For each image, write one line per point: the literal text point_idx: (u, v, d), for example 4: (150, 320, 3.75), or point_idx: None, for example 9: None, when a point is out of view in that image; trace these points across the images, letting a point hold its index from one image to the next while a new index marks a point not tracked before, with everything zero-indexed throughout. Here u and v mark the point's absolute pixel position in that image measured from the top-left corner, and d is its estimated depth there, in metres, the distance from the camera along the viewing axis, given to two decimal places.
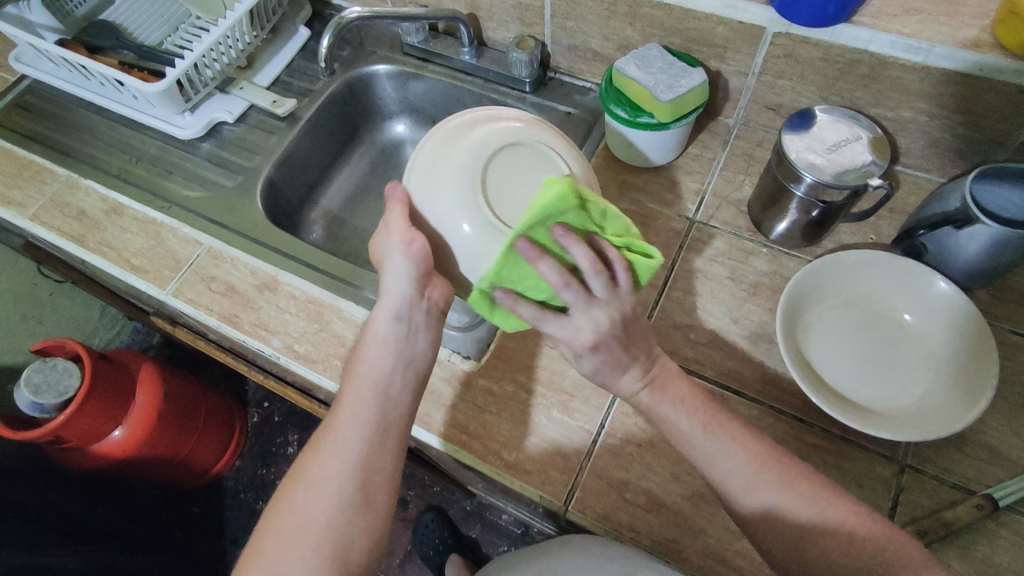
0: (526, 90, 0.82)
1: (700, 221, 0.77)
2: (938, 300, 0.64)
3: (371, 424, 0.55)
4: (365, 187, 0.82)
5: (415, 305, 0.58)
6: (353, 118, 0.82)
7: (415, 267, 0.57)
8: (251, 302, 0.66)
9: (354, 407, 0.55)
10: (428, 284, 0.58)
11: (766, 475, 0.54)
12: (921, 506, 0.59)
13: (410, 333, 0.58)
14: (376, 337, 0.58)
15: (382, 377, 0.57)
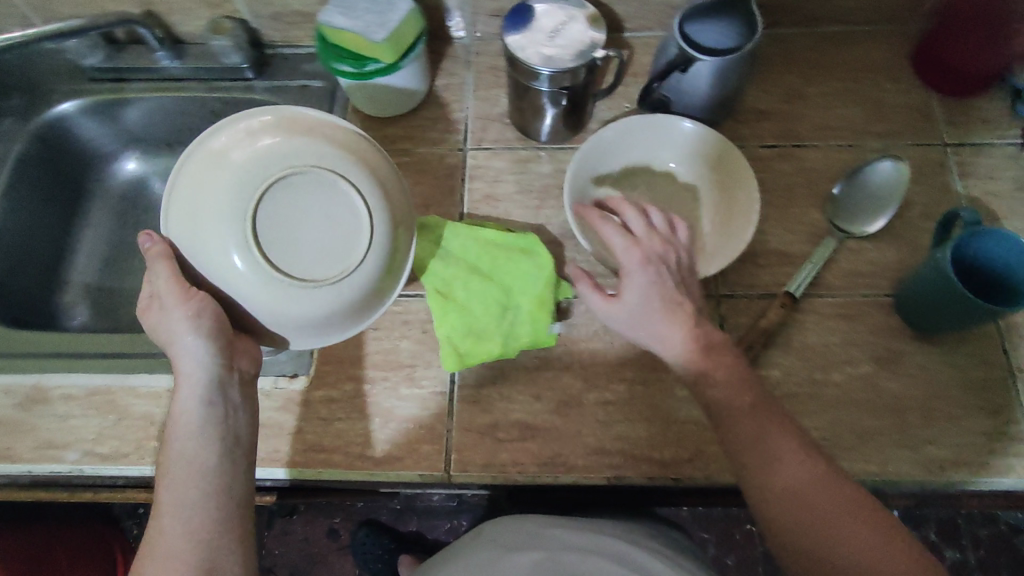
0: (249, 76, 0.74)
1: (472, 148, 0.69)
2: (691, 141, 0.63)
3: (210, 526, 0.47)
4: (119, 243, 0.81)
5: (223, 384, 0.51)
6: (69, 174, 0.79)
7: (210, 338, 0.50)
8: (22, 426, 0.60)
9: (183, 511, 0.46)
10: (232, 353, 0.52)
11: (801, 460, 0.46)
12: (744, 326, 0.60)
13: (227, 415, 0.51)
14: (184, 430, 0.49)
15: (215, 469, 0.49)
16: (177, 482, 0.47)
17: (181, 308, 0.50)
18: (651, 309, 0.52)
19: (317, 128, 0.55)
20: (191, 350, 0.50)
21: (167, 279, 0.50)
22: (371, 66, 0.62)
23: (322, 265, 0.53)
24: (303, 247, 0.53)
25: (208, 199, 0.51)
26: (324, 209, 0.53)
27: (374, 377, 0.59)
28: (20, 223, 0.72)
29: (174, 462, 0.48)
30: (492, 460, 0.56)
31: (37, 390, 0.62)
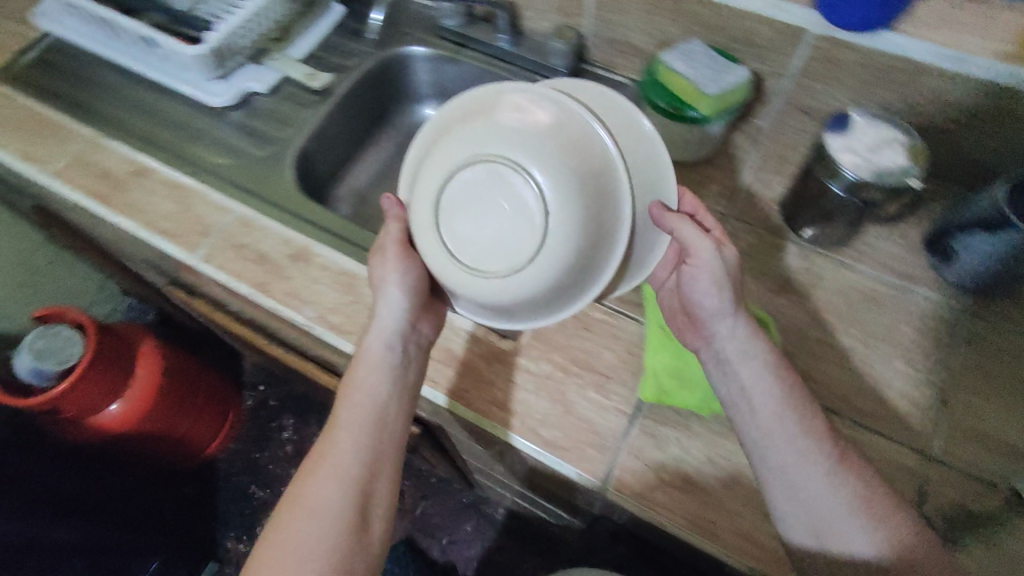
0: (561, 79, 0.84)
1: (732, 218, 0.73)
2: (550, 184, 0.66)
3: (369, 451, 0.57)
4: (390, 168, 0.94)
5: (407, 335, 0.62)
6: (383, 101, 0.94)
7: (409, 297, 0.61)
8: (283, 272, 0.72)
9: (353, 431, 0.58)
10: (421, 315, 0.63)
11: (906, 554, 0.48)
12: (948, 501, 0.56)
13: (403, 359, 0.62)
14: (369, 365, 0.61)
15: (383, 403, 0.60)
16: (355, 405, 0.59)
17: (403, 267, 0.61)
18: (746, 331, 0.56)
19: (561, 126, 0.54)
20: (393, 303, 0.61)
21: (394, 245, 0.61)
22: (689, 111, 0.67)
23: (489, 256, 0.55)
24: (479, 240, 0.55)
25: (440, 144, 0.58)
26: (514, 202, 0.53)
27: (570, 369, 0.63)
28: (339, 124, 0.87)
29: (357, 387, 0.60)
30: (646, 494, 0.57)
31: (304, 250, 0.73)
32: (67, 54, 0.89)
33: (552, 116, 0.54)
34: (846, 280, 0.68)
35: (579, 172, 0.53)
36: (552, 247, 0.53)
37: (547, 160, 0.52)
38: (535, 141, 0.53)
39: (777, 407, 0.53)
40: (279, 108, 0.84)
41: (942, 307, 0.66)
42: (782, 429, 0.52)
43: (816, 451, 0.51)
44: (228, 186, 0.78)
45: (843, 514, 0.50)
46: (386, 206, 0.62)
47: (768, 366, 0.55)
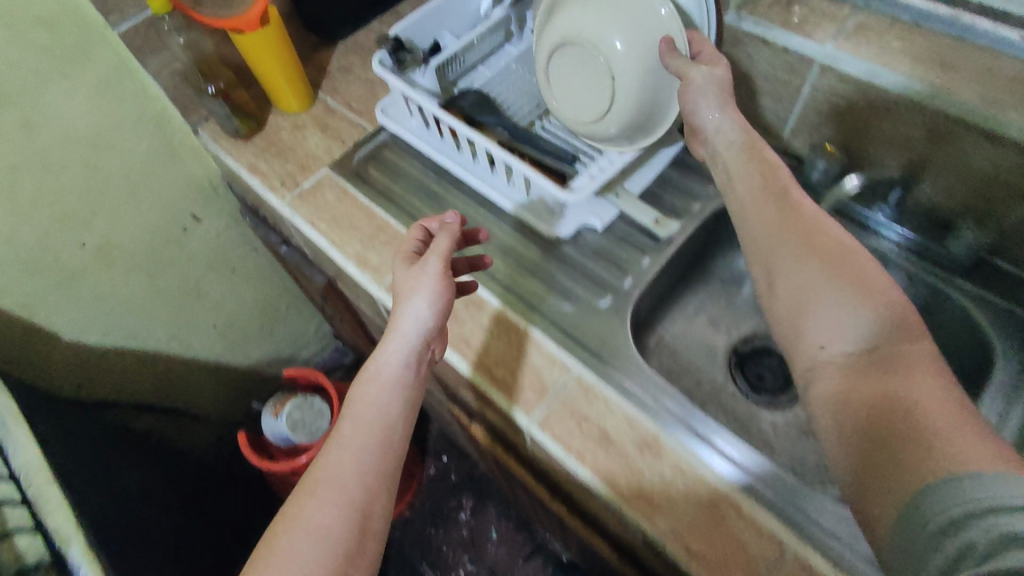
0: (954, 270, 0.71)
1: None
2: (642, 39, 0.72)
3: (373, 471, 0.57)
4: (700, 317, 0.84)
5: (419, 352, 0.65)
6: (708, 243, 0.84)
7: (434, 314, 0.64)
8: (631, 463, 0.62)
9: (358, 447, 0.58)
10: (435, 335, 0.66)
11: (875, 331, 0.52)
12: None
13: (414, 374, 0.64)
14: (382, 378, 0.62)
15: (391, 418, 0.61)
16: (360, 421, 0.59)
17: (431, 279, 0.64)
18: (752, 169, 0.65)
19: (639, 17, 0.72)
20: (418, 317, 0.64)
21: (434, 266, 0.65)
22: None
23: (575, 103, 0.80)
24: (575, 76, 0.78)
25: (560, 14, 0.77)
26: (601, 70, 0.75)
27: None
28: (668, 274, 0.78)
29: (362, 399, 0.61)
30: None
31: (653, 438, 0.64)
32: (398, 151, 0.89)
33: (639, 20, 0.72)
34: None
35: (648, 73, 0.73)
36: (622, 100, 0.75)
37: (641, 41, 0.72)
38: (639, 29, 0.72)
39: (788, 224, 0.59)
40: (615, 250, 0.77)
41: None
42: (782, 231, 0.59)
43: (806, 259, 0.56)
44: (559, 333, 0.71)
45: (828, 298, 0.54)
46: (447, 226, 0.68)
47: (766, 193, 0.63)
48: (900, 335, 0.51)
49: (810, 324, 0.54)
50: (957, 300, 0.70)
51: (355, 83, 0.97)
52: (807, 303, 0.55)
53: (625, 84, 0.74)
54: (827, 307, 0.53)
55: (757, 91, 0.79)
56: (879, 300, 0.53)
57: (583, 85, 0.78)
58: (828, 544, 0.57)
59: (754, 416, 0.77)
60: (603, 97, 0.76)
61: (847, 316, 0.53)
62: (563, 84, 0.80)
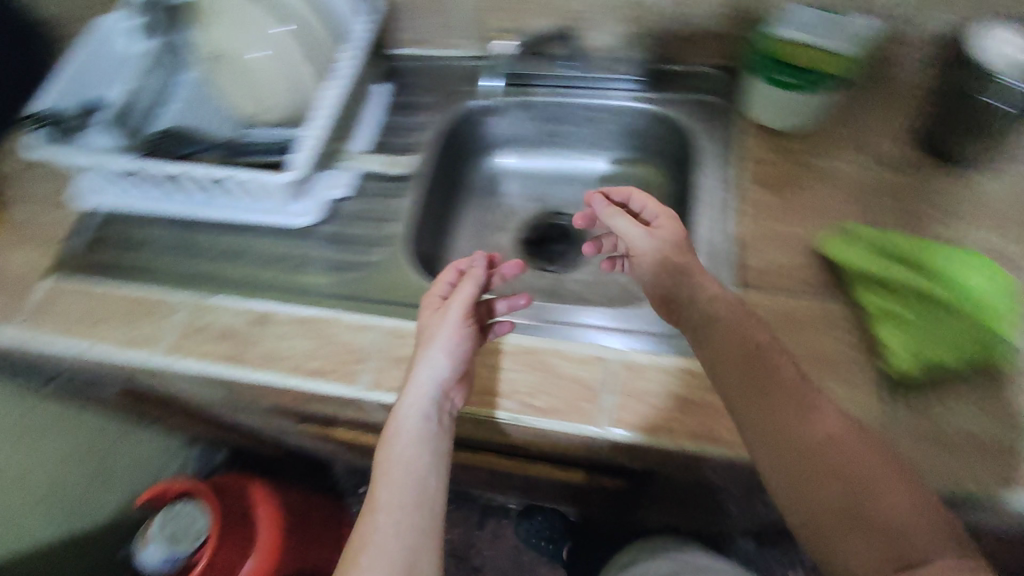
0: (643, 89, 0.81)
1: (877, 164, 0.72)
2: (281, 36, 0.74)
3: (413, 530, 0.53)
4: (481, 231, 0.89)
5: (440, 404, 0.60)
6: (456, 164, 0.88)
7: (451, 365, 0.60)
8: (463, 371, 0.65)
9: (395, 507, 0.54)
10: (456, 385, 0.62)
11: (872, 473, 0.43)
12: None
13: (439, 426, 0.59)
14: (405, 435, 0.58)
15: (423, 470, 0.57)
16: (397, 479, 0.56)
17: (451, 326, 0.62)
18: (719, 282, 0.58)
19: (273, 21, 0.74)
20: (434, 367, 0.60)
21: (456, 311, 0.63)
22: (824, 80, 0.67)
23: (237, 106, 0.79)
24: (232, 81, 0.77)
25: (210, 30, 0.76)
26: (254, 76, 0.76)
27: (810, 372, 0.60)
28: (427, 205, 0.82)
29: (392, 461, 0.57)
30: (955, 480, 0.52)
31: None
32: (123, 222, 0.84)
33: (274, 23, 0.74)
34: (1009, 184, 0.68)
35: (293, 70, 0.75)
36: (278, 101, 0.77)
37: (287, 50, 0.75)
38: (283, 36, 0.74)
39: (750, 349, 0.52)
40: (369, 209, 0.79)
41: None
42: (738, 351, 0.52)
43: (753, 378, 0.50)
44: (353, 303, 0.72)
45: (795, 419, 0.47)
46: (476, 274, 0.66)
47: (701, 315, 0.55)
48: (893, 481, 0.43)
49: (801, 476, 0.44)
50: (656, 109, 0.80)
51: (30, 179, 0.86)
52: (800, 442, 0.46)
53: (278, 85, 0.76)
54: (797, 428, 0.46)
55: (419, 16, 0.83)
56: (858, 435, 0.46)
57: (239, 91, 0.77)
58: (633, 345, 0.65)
59: (560, 284, 0.83)
60: (260, 99, 0.77)
61: (844, 456, 0.44)
62: (225, 94, 0.79)
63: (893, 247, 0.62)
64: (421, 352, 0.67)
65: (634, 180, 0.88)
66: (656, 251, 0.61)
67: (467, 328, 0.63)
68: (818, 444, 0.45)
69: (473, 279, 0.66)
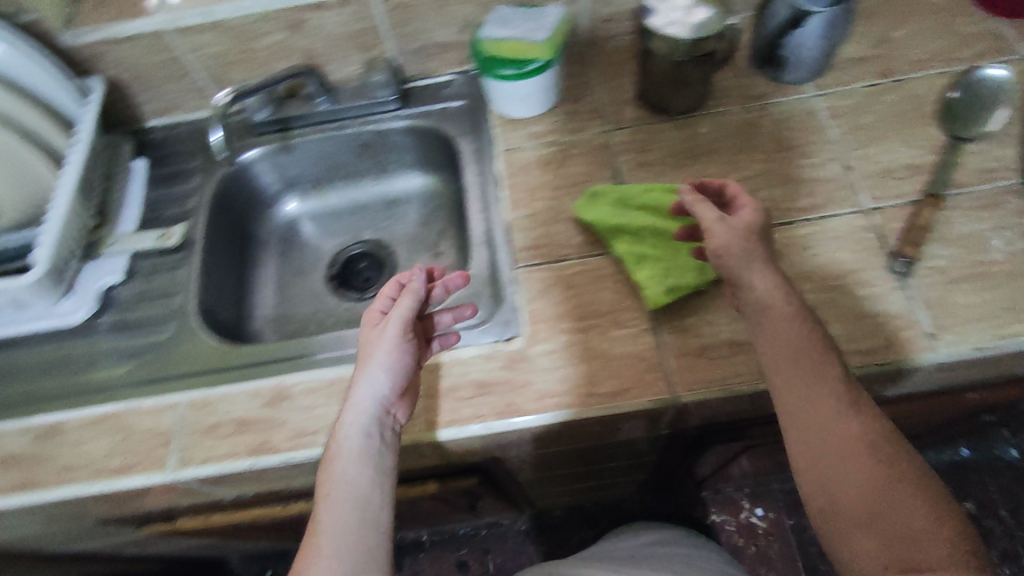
0: (396, 106, 0.84)
1: (614, 129, 0.77)
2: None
3: (354, 555, 0.51)
4: (287, 280, 0.89)
5: (379, 420, 0.58)
6: (242, 222, 0.88)
7: (390, 380, 0.59)
8: (274, 421, 0.64)
9: (342, 529, 0.52)
10: (398, 399, 0.60)
11: (886, 477, 0.48)
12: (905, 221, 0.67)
13: (382, 446, 0.57)
14: (345, 455, 0.55)
15: (366, 491, 0.54)
16: (336, 501, 0.54)
17: (389, 342, 0.59)
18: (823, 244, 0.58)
19: None
20: (373, 385, 0.58)
21: (392, 327, 0.60)
22: (531, 65, 0.71)
23: None
24: None
25: None
26: None
27: (588, 325, 0.65)
28: (216, 268, 0.81)
29: (336, 484, 0.54)
30: (715, 379, 0.60)
31: (279, 389, 0.66)
32: None
33: None
34: (722, 122, 0.75)
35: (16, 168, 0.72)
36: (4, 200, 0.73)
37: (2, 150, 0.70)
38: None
39: (807, 340, 0.54)
40: (151, 287, 0.76)
41: (801, 102, 0.76)
42: (800, 337, 0.54)
43: (821, 381, 0.52)
44: (150, 386, 0.69)
45: (830, 422, 0.51)
46: (413, 287, 0.63)
47: (754, 298, 0.56)
48: (906, 489, 0.48)
49: (825, 468, 0.50)
50: (413, 123, 0.84)
51: None
52: (834, 439, 0.50)
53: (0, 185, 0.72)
54: (829, 433, 0.50)
55: (161, 82, 0.82)
56: (888, 443, 0.50)
57: None
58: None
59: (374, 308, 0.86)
60: None
61: (865, 454, 0.49)
62: None
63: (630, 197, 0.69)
64: (228, 414, 0.65)
65: (422, 197, 0.92)
66: (732, 238, 0.57)
67: (407, 343, 0.60)
68: (854, 449, 0.49)
69: (413, 292, 0.63)
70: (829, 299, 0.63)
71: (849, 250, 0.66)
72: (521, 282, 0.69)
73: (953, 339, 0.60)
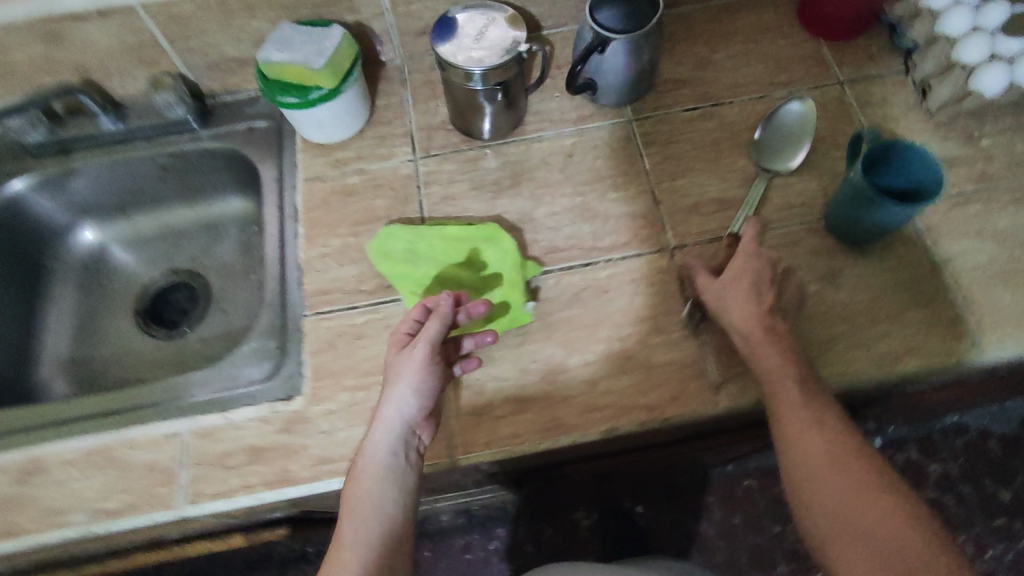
0: (194, 127, 0.76)
1: (421, 158, 0.72)
2: None
3: (380, 569, 0.50)
4: (88, 316, 0.81)
5: (406, 444, 0.55)
6: (28, 254, 0.79)
7: (419, 402, 0.55)
8: (22, 499, 0.59)
9: (364, 546, 0.50)
10: (425, 422, 0.56)
11: (861, 481, 0.48)
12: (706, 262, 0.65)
13: (407, 465, 0.54)
14: (368, 474, 0.53)
15: (390, 509, 0.53)
16: (360, 519, 0.52)
17: (415, 364, 0.55)
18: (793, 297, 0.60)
19: None
20: (401, 406, 0.54)
21: (423, 349, 0.55)
22: (315, 92, 0.65)
23: None
24: None
25: None
26: None
27: (373, 381, 0.61)
28: None
29: (361, 500, 0.52)
30: (494, 438, 0.58)
31: (32, 461, 0.61)
32: None
33: None
34: (536, 152, 0.72)
35: None
36: None
37: None
38: None
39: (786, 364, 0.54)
40: None
41: (617, 128, 0.72)
42: (776, 363, 0.54)
43: (791, 387, 0.53)
44: None
45: (800, 427, 0.52)
46: (441, 308, 0.56)
47: (738, 332, 0.57)
48: (877, 484, 0.48)
49: (806, 473, 0.50)
50: (213, 145, 0.76)
51: None
52: (805, 455, 0.50)
53: None
54: (806, 439, 0.51)
55: None
56: (855, 448, 0.50)
57: None
58: (204, 406, 0.63)
59: (184, 347, 0.79)
60: None
61: (825, 460, 0.49)
62: None
63: (421, 229, 0.65)
64: None
65: (241, 220, 0.84)
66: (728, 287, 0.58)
67: (438, 366, 0.56)
68: (827, 448, 0.50)
69: (440, 314, 0.56)
70: (621, 348, 0.61)
71: (645, 293, 0.64)
72: (308, 333, 0.64)
73: (737, 391, 0.59)
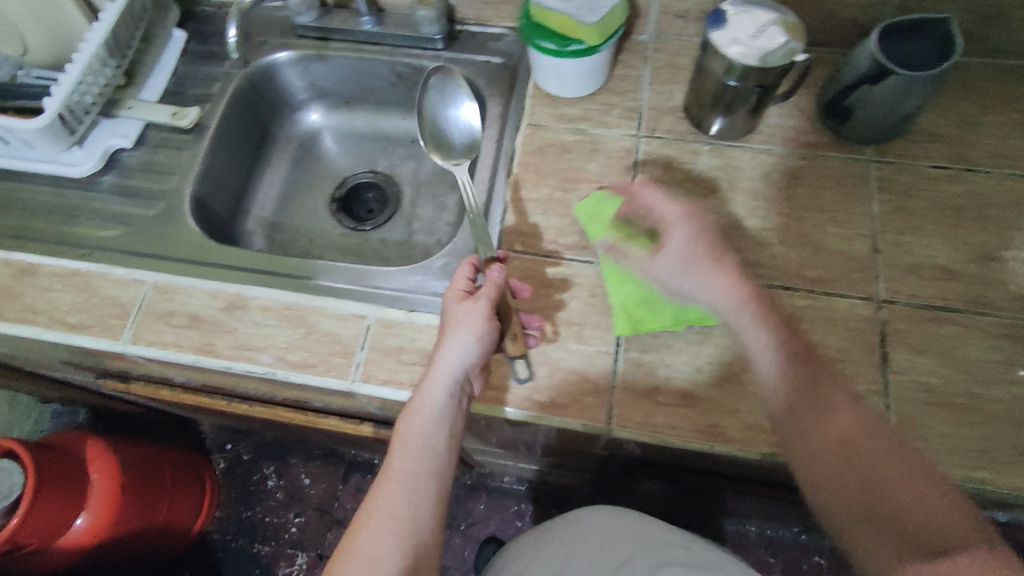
0: (438, 47, 0.81)
1: (644, 136, 0.73)
2: None
3: (426, 493, 0.54)
4: (291, 187, 0.88)
5: (458, 387, 0.56)
6: (261, 117, 0.87)
7: (478, 352, 0.56)
8: (223, 326, 0.66)
9: (410, 478, 0.54)
10: (478, 371, 0.57)
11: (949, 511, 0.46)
12: (914, 326, 0.62)
13: (454, 411, 0.57)
14: (420, 412, 0.55)
15: (435, 447, 0.56)
16: (409, 450, 0.55)
17: (477, 316, 0.56)
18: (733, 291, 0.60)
19: None
20: (462, 354, 0.55)
21: (484, 304, 0.56)
22: (572, 46, 0.67)
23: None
24: None
25: None
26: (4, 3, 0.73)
27: (549, 330, 0.63)
28: (221, 158, 0.80)
29: (410, 431, 0.55)
30: (650, 421, 0.59)
31: (237, 297, 0.68)
32: None
33: None
34: (761, 163, 0.70)
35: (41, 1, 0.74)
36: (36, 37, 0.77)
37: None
38: None
39: (831, 420, 0.52)
40: (152, 158, 0.77)
41: (852, 163, 0.70)
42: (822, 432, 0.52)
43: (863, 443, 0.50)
44: (127, 257, 0.70)
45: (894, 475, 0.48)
46: (493, 275, 0.59)
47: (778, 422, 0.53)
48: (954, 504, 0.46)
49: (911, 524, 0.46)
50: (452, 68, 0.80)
51: None
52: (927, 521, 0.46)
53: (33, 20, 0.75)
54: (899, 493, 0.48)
55: None
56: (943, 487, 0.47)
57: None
58: (390, 299, 0.67)
59: (367, 242, 0.85)
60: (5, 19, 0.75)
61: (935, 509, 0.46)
62: None
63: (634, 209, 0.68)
64: (186, 303, 0.68)
65: None
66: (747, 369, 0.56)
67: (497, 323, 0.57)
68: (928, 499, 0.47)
69: (492, 281, 0.58)
70: None
71: (839, 336, 0.62)
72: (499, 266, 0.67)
73: None
